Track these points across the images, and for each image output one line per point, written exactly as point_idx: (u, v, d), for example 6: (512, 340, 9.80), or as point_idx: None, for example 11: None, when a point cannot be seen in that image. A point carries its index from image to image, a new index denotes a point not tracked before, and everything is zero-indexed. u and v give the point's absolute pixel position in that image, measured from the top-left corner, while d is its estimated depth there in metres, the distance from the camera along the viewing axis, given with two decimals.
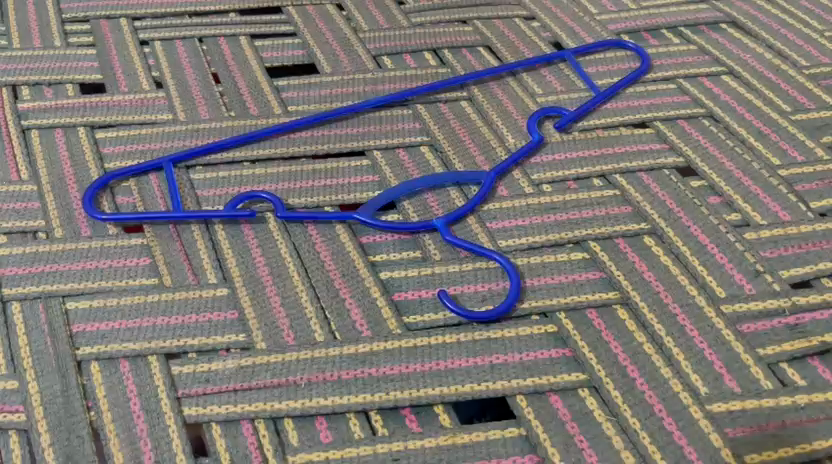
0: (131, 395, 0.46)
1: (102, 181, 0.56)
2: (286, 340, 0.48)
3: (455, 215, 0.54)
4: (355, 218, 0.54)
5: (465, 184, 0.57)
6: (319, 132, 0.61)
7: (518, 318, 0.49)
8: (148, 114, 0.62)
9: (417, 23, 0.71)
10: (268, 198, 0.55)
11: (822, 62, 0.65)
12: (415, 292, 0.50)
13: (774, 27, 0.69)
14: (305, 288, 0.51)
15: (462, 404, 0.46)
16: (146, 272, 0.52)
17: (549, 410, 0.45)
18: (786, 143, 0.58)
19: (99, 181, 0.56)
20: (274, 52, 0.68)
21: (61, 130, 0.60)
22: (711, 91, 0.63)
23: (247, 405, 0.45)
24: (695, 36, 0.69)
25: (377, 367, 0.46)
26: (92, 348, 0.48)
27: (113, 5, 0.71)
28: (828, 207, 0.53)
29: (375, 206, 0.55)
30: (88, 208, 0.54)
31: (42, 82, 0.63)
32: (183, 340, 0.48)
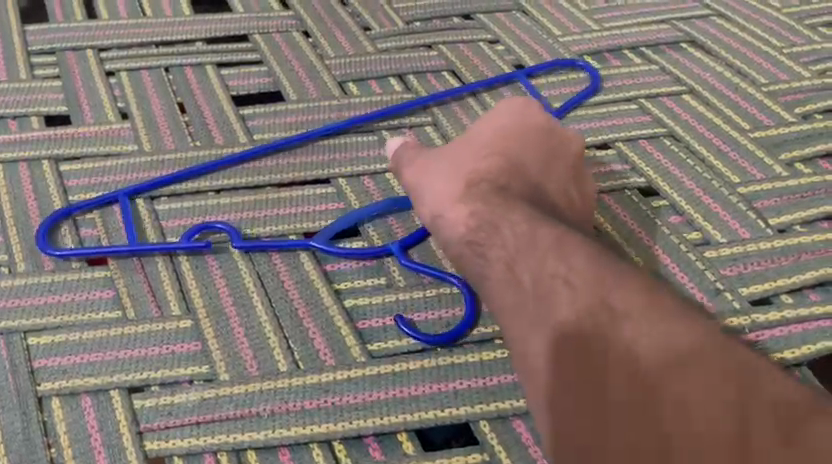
0: (92, 431, 0.45)
1: (65, 211, 0.56)
2: (249, 370, 0.48)
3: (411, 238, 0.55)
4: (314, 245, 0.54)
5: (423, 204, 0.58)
6: (283, 160, 0.61)
7: (481, 343, 0.49)
8: (114, 146, 0.62)
9: (382, 49, 0.72)
10: (224, 228, 0.55)
11: (780, 79, 0.66)
12: (379, 320, 0.51)
13: (734, 46, 0.70)
14: (269, 318, 0.51)
15: (430, 433, 0.46)
16: (109, 305, 0.51)
17: (513, 434, 0.45)
18: (745, 161, 0.59)
19: (62, 211, 0.56)
20: (241, 81, 0.68)
21: (26, 163, 0.60)
22: (672, 110, 0.64)
23: (210, 438, 0.45)
24: (656, 56, 0.70)
25: (341, 396, 0.46)
26: (53, 384, 0.47)
27: (79, 36, 0.71)
28: (787, 223, 0.54)
29: (332, 231, 0.55)
30: (45, 244, 0.54)
31: (7, 115, 0.64)
32: (146, 373, 0.48)
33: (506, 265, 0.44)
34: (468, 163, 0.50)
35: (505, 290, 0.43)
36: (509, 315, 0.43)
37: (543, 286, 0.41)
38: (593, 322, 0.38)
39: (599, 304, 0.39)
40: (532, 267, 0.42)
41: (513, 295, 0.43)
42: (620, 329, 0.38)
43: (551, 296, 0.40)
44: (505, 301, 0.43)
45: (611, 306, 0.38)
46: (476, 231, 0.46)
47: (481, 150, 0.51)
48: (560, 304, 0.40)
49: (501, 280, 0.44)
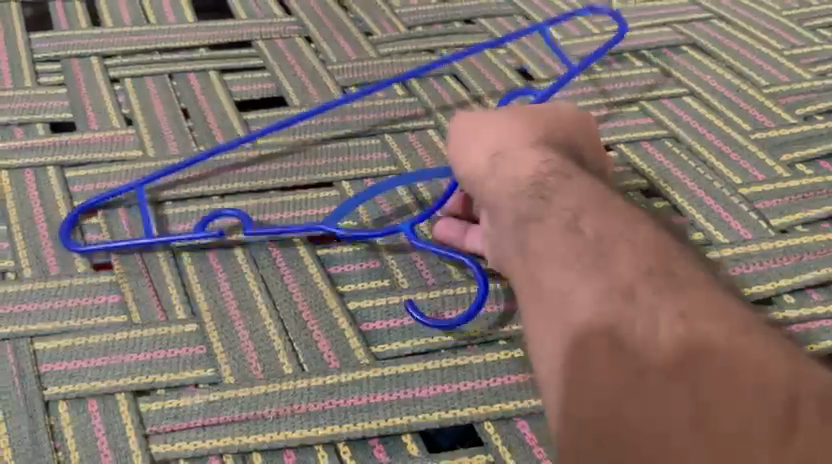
0: (99, 434, 0.46)
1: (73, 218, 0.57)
2: (254, 373, 0.48)
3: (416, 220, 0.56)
4: (323, 228, 0.55)
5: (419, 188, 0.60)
6: (288, 163, 0.62)
7: (485, 344, 0.50)
8: (118, 152, 0.62)
9: (384, 54, 0.72)
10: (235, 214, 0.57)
11: (781, 81, 0.66)
12: (383, 322, 0.51)
13: (734, 48, 0.70)
14: (273, 321, 0.51)
15: (439, 441, 0.46)
16: (115, 309, 0.52)
17: (517, 435, 0.46)
18: (747, 162, 0.59)
19: (70, 218, 0.57)
20: (244, 86, 0.69)
21: (31, 169, 0.60)
22: (673, 112, 0.64)
23: (215, 440, 0.45)
24: (657, 59, 0.70)
25: (345, 398, 0.47)
26: (59, 388, 0.48)
27: (83, 44, 0.72)
28: (788, 223, 0.54)
29: (338, 216, 0.57)
30: (70, 243, 0.55)
31: (13, 122, 0.64)
32: (151, 377, 0.48)
33: (567, 217, 0.42)
34: (512, 129, 0.49)
35: (555, 237, 0.41)
36: (545, 262, 0.40)
37: (605, 245, 0.39)
38: (643, 283, 0.37)
39: (652, 271, 0.38)
40: (597, 225, 0.41)
41: (564, 249, 0.40)
42: (675, 296, 0.36)
43: (608, 254, 0.39)
44: (541, 244, 0.41)
45: (664, 276, 0.37)
46: (535, 188, 0.44)
47: (528, 122, 0.50)
48: (616, 259, 0.39)
49: (544, 224, 0.42)
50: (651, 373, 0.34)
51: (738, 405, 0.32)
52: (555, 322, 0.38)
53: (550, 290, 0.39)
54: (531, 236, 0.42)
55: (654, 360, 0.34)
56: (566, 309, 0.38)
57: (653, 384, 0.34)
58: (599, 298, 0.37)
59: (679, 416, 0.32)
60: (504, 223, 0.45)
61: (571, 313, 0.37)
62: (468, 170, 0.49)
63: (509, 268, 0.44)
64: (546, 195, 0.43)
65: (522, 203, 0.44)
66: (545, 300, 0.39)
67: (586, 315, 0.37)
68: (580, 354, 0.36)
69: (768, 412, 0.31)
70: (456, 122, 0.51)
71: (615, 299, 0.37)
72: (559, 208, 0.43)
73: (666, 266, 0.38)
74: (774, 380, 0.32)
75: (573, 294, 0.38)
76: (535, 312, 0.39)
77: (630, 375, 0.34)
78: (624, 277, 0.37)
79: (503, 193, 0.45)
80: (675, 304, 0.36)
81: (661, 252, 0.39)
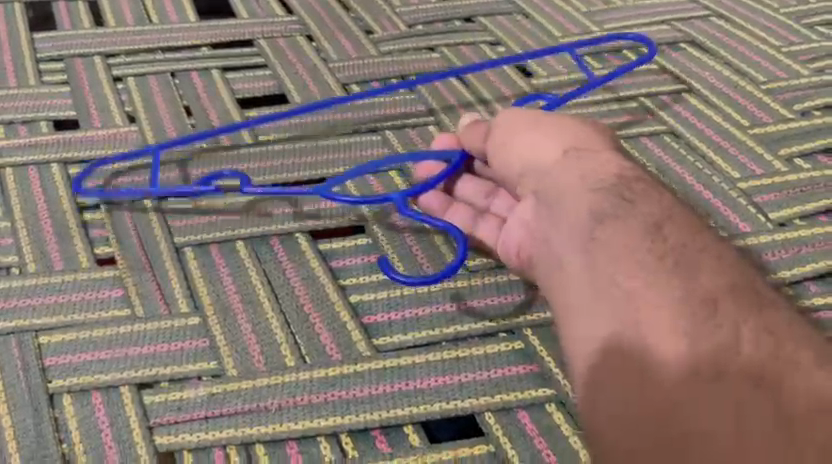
0: (103, 426, 0.46)
1: (84, 173, 0.60)
2: (257, 366, 0.49)
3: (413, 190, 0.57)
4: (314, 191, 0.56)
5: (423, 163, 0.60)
6: (289, 159, 0.62)
7: (485, 336, 0.51)
8: (121, 149, 0.63)
9: (384, 52, 0.73)
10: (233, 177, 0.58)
11: (779, 77, 0.67)
12: (384, 315, 0.52)
13: (732, 45, 0.71)
14: (275, 314, 0.51)
15: (439, 436, 0.47)
16: (118, 303, 0.52)
17: (517, 426, 0.46)
18: (745, 157, 0.59)
19: (82, 174, 0.60)
20: (246, 84, 0.69)
21: (35, 167, 0.61)
22: (671, 108, 0.65)
23: (218, 432, 0.46)
24: (656, 55, 0.70)
25: (347, 390, 0.47)
26: (64, 381, 0.48)
27: (86, 44, 0.73)
28: (787, 217, 0.55)
29: (331, 183, 0.57)
30: (76, 190, 0.59)
31: (16, 120, 0.65)
32: (155, 369, 0.49)
33: (649, 222, 0.49)
34: (569, 132, 0.56)
35: (624, 233, 0.48)
36: (614, 258, 0.47)
37: (688, 255, 0.47)
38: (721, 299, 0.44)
39: (732, 289, 0.46)
40: (678, 235, 0.48)
41: (639, 251, 0.47)
42: (748, 312, 0.44)
43: (690, 265, 0.46)
44: (617, 241, 0.48)
45: (741, 293, 0.45)
46: (611, 188, 0.51)
47: (582, 128, 0.56)
48: (701, 274, 0.46)
49: (623, 226, 0.49)
50: (711, 358, 0.42)
51: (784, 391, 0.40)
52: (628, 315, 0.44)
53: (621, 282, 0.46)
54: (600, 230, 0.49)
55: (724, 353, 0.42)
56: (640, 305, 0.44)
57: (714, 365, 0.41)
58: (677, 301, 0.44)
59: (736, 394, 0.40)
60: (568, 211, 0.51)
61: (646, 310, 0.44)
62: (526, 158, 0.55)
63: (558, 258, 0.50)
64: (626, 196, 0.51)
65: (602, 200, 0.50)
66: (621, 298, 0.45)
67: (663, 311, 0.44)
68: (647, 335, 0.43)
69: (802, 399, 0.40)
70: (505, 114, 0.57)
71: (695, 301, 0.44)
72: (644, 212, 0.50)
73: (747, 289, 0.46)
74: (813, 381, 0.41)
75: (649, 295, 0.45)
76: (605, 305, 0.45)
77: (699, 357, 0.42)
78: (706, 285, 0.45)
79: (574, 182, 0.52)
80: (751, 320, 0.44)
81: (738, 270, 0.48)
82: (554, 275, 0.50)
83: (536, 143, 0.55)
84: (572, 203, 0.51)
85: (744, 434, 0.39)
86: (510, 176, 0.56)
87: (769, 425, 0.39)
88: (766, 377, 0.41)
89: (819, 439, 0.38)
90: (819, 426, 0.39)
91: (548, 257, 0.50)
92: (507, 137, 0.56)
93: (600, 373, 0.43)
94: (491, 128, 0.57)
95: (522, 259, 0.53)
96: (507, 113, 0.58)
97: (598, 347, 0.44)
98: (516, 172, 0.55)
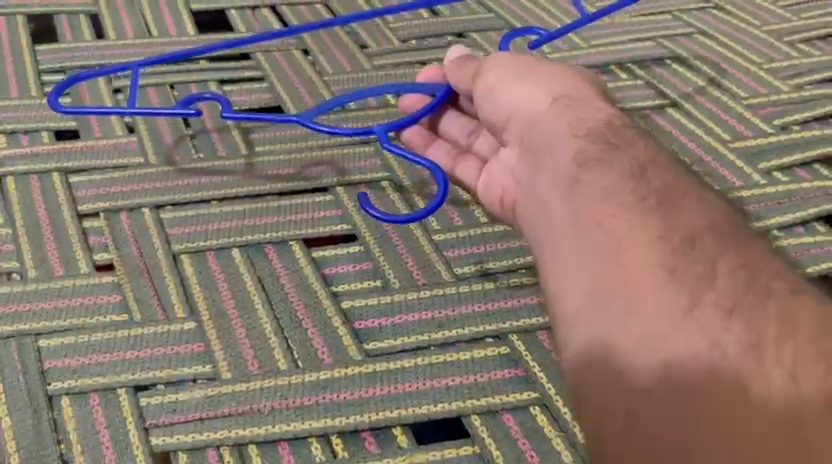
0: (100, 427, 0.48)
1: (69, 82, 0.68)
2: (251, 369, 0.50)
3: (393, 124, 0.62)
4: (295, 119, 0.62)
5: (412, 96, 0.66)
6: (284, 169, 0.64)
7: (472, 342, 0.52)
8: (120, 159, 0.64)
9: (378, 66, 0.75)
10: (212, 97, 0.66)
11: (760, 93, 0.69)
12: (375, 320, 0.53)
13: (715, 61, 0.73)
14: (269, 319, 0.53)
15: (429, 440, 0.48)
16: (116, 309, 0.53)
17: (502, 428, 0.48)
18: (725, 170, 0.62)
19: (67, 82, 0.68)
20: (243, 96, 0.71)
21: (36, 175, 0.63)
22: (656, 122, 0.67)
23: (212, 433, 0.47)
24: (641, 71, 0.73)
25: (338, 393, 0.49)
26: (62, 383, 0.50)
27: (87, 55, 0.74)
28: (765, 228, 0.57)
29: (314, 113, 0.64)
30: (52, 101, 0.66)
31: (19, 130, 0.66)
32: (151, 372, 0.50)
33: (633, 167, 0.48)
34: (559, 82, 0.56)
35: (608, 177, 0.48)
36: (596, 200, 0.47)
37: (671, 195, 0.46)
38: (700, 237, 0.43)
39: (712, 227, 0.44)
40: (663, 178, 0.48)
41: (622, 193, 0.46)
42: (727, 247, 0.43)
43: (673, 205, 0.45)
44: (600, 183, 0.47)
45: (724, 234, 0.44)
46: (598, 134, 0.51)
47: (574, 80, 0.57)
48: (681, 213, 0.45)
49: (609, 171, 0.48)
50: (692, 295, 0.40)
51: (756, 318, 0.39)
52: (607, 253, 0.44)
53: (603, 223, 0.45)
54: (586, 174, 0.48)
55: (703, 292, 0.40)
56: (619, 243, 0.44)
57: (690, 296, 0.40)
58: (656, 237, 0.43)
59: (708, 324, 0.39)
60: (555, 155, 0.52)
61: (625, 248, 0.43)
62: (515, 101, 0.56)
63: (543, 202, 0.51)
64: (612, 142, 0.50)
65: (589, 146, 0.50)
66: (600, 237, 0.45)
67: (642, 248, 0.43)
68: (626, 272, 0.42)
69: (773, 324, 0.39)
70: (497, 58, 0.59)
71: (674, 238, 0.43)
72: (630, 156, 0.49)
73: (728, 226, 0.45)
74: (788, 310, 0.39)
75: (629, 234, 0.44)
76: (586, 245, 0.45)
77: (674, 290, 0.41)
78: (685, 225, 0.44)
79: (562, 130, 0.52)
80: (728, 254, 0.42)
81: (722, 211, 0.46)
82: (543, 220, 0.50)
83: (525, 87, 0.56)
84: (557, 149, 0.52)
85: (713, 362, 0.37)
86: (498, 119, 0.58)
87: (739, 350, 0.37)
88: (740, 306, 0.39)
89: (786, 363, 0.37)
90: (788, 351, 0.37)
91: (533, 199, 0.52)
92: (497, 81, 0.57)
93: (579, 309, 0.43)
94: (478, 71, 0.59)
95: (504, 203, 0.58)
96: (498, 57, 0.59)
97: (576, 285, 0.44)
98: (504, 115, 0.57)
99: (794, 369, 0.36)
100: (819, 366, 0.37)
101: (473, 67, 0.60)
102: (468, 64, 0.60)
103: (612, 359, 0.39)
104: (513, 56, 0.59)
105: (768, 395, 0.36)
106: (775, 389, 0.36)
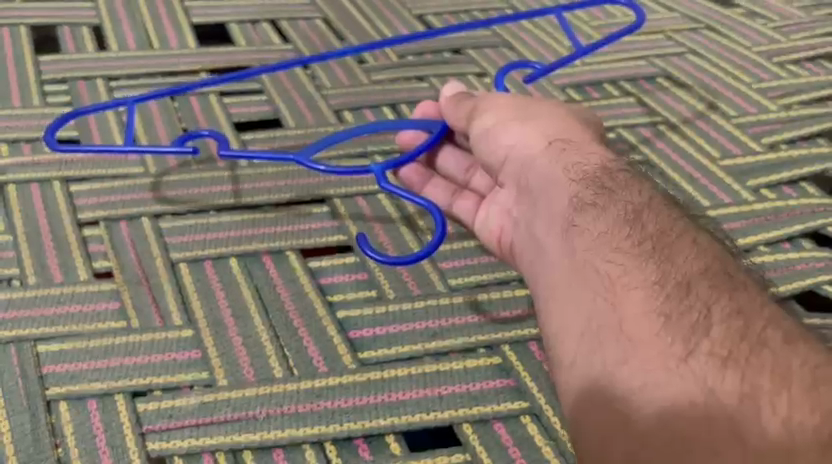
0: (97, 432, 0.48)
1: (59, 122, 0.65)
2: (247, 376, 0.51)
3: (393, 162, 0.61)
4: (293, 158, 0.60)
5: (409, 132, 0.66)
6: (282, 181, 0.65)
7: (465, 352, 0.53)
8: (120, 168, 0.65)
9: (376, 80, 0.76)
10: (210, 135, 0.64)
11: (748, 112, 0.71)
12: (370, 330, 0.54)
13: (706, 81, 0.75)
14: (265, 327, 0.54)
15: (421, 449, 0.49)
16: (115, 315, 0.54)
17: (493, 436, 0.49)
18: (714, 186, 0.63)
19: (57, 122, 0.65)
20: (242, 109, 0.72)
21: (38, 184, 0.63)
22: (647, 139, 0.68)
23: (208, 438, 0.48)
24: (633, 89, 0.74)
25: (332, 401, 0.50)
26: (60, 388, 0.50)
27: (90, 66, 0.76)
28: (752, 244, 0.58)
29: (313, 151, 0.62)
30: (48, 139, 0.64)
31: (21, 139, 0.67)
32: (148, 379, 0.51)
33: (628, 211, 0.49)
34: (554, 125, 0.58)
35: (603, 222, 0.49)
36: (592, 245, 0.48)
37: (666, 239, 0.46)
38: (697, 281, 0.43)
39: (707, 271, 0.44)
40: (658, 221, 0.47)
41: (617, 240, 0.47)
42: (723, 292, 0.42)
43: (668, 250, 0.45)
44: (597, 228, 0.48)
45: (718, 277, 0.43)
46: (592, 177, 0.52)
47: (568, 122, 0.58)
48: (675, 258, 0.45)
49: (603, 215, 0.49)
50: (686, 343, 0.40)
51: (751, 367, 0.38)
52: (604, 300, 0.45)
53: (600, 270, 0.46)
54: (581, 220, 0.50)
55: (696, 339, 0.40)
56: (616, 290, 0.45)
57: (684, 343, 0.40)
58: (650, 284, 0.44)
59: (700, 373, 0.38)
60: (551, 201, 0.53)
61: (621, 295, 0.44)
62: (512, 144, 0.58)
63: (544, 248, 0.52)
64: (606, 185, 0.51)
65: (584, 190, 0.51)
66: (597, 285, 0.46)
67: (637, 296, 0.43)
68: (622, 319, 0.43)
69: (767, 373, 0.37)
70: (492, 99, 0.60)
71: (668, 284, 0.43)
72: (624, 198, 0.50)
73: (724, 270, 0.44)
74: (785, 358, 0.38)
75: (624, 281, 0.45)
76: (584, 292, 0.46)
77: (668, 337, 0.41)
78: (680, 270, 0.44)
79: (558, 175, 0.54)
80: (724, 299, 0.41)
81: (721, 254, 0.45)
82: (544, 266, 0.51)
83: (523, 130, 0.58)
84: (554, 193, 0.53)
85: (707, 410, 0.37)
86: (494, 161, 0.59)
87: (732, 400, 0.36)
88: (734, 354, 0.38)
89: (780, 415, 0.35)
90: (782, 402, 0.36)
91: (533, 243, 0.54)
92: (493, 123, 0.59)
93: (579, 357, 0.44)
94: (474, 109, 0.60)
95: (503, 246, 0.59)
96: (493, 97, 0.60)
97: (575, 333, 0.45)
98: (500, 157, 0.59)
99: (788, 419, 0.35)
100: (814, 416, 0.35)
101: (468, 106, 0.61)
102: (464, 101, 0.61)
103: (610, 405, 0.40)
104: (508, 96, 0.60)
105: (759, 446, 0.34)
106: (767, 441, 0.34)
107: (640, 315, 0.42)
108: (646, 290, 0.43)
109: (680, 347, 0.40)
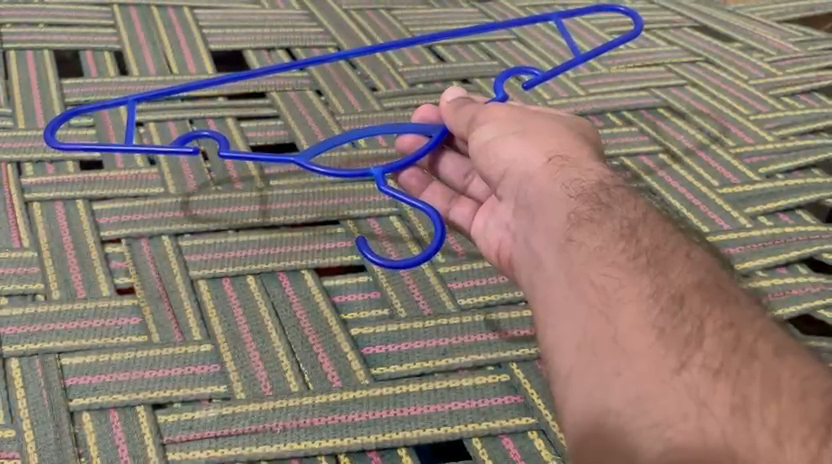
0: (119, 442, 0.50)
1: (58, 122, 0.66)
2: (264, 390, 0.53)
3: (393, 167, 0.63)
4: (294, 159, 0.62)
5: (409, 136, 0.68)
6: (297, 203, 0.67)
7: (474, 369, 0.55)
8: (142, 188, 0.68)
9: (388, 107, 0.79)
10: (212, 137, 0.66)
11: (747, 143, 0.74)
12: (382, 347, 0.56)
13: (705, 112, 0.78)
14: (282, 343, 0.56)
15: None
16: (136, 330, 0.56)
17: (501, 450, 0.51)
18: (713, 213, 0.66)
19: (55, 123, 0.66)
20: (258, 133, 0.75)
21: (61, 202, 0.66)
22: (648, 167, 0.71)
23: (227, 449, 0.50)
24: (636, 119, 0.77)
25: (346, 415, 0.52)
26: (84, 400, 0.52)
27: (112, 90, 0.78)
28: (750, 268, 0.61)
29: (311, 152, 0.65)
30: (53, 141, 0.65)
31: (44, 159, 0.69)
32: (169, 390, 0.53)
33: (623, 226, 0.49)
34: (552, 139, 0.58)
35: (599, 236, 0.49)
36: (587, 258, 0.48)
37: (660, 253, 0.47)
38: (690, 295, 0.43)
39: (700, 285, 0.44)
40: (652, 236, 0.48)
41: (612, 253, 0.48)
42: (715, 305, 0.43)
43: (661, 264, 0.46)
44: (592, 242, 0.49)
45: (711, 291, 0.44)
46: (590, 193, 0.52)
47: (565, 137, 0.58)
48: (669, 271, 0.45)
49: (599, 229, 0.49)
50: (679, 357, 0.41)
51: (742, 378, 0.39)
52: (597, 312, 0.45)
53: (595, 282, 0.46)
54: (578, 234, 0.50)
55: (690, 353, 0.41)
56: (609, 302, 0.45)
57: (677, 355, 0.41)
58: (644, 298, 0.44)
59: (693, 387, 0.39)
60: (547, 215, 0.53)
61: (615, 307, 0.45)
62: (510, 159, 0.57)
63: (539, 261, 0.52)
64: (603, 200, 0.51)
65: (580, 206, 0.51)
66: (591, 296, 0.46)
67: (631, 308, 0.44)
68: (615, 332, 0.43)
69: (758, 383, 0.38)
70: (491, 112, 0.61)
71: (662, 297, 0.44)
72: (620, 214, 0.50)
73: (715, 283, 0.44)
74: (775, 369, 0.39)
75: (618, 294, 0.45)
76: (577, 304, 0.46)
77: (662, 350, 0.41)
78: (673, 283, 0.44)
79: (555, 191, 0.53)
80: (715, 312, 0.42)
81: (715, 268, 0.46)
82: (540, 279, 0.51)
83: (521, 145, 0.57)
84: (550, 207, 0.53)
85: (700, 424, 0.38)
86: (492, 175, 0.59)
87: (724, 413, 0.38)
88: (726, 367, 0.39)
89: (770, 425, 0.36)
90: (772, 413, 0.37)
91: (528, 256, 0.54)
92: (492, 137, 0.59)
93: (572, 369, 0.44)
94: (472, 118, 0.61)
95: (503, 259, 0.59)
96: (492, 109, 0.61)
97: (569, 344, 0.45)
98: (499, 171, 0.58)
99: (778, 431, 0.36)
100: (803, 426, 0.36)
101: (468, 115, 0.62)
102: (463, 110, 0.63)
103: (604, 417, 0.41)
104: (507, 108, 0.61)
105: (752, 458, 0.36)
106: (759, 453, 0.36)
107: (634, 329, 0.43)
108: (640, 304, 0.44)
109: (673, 360, 0.41)
